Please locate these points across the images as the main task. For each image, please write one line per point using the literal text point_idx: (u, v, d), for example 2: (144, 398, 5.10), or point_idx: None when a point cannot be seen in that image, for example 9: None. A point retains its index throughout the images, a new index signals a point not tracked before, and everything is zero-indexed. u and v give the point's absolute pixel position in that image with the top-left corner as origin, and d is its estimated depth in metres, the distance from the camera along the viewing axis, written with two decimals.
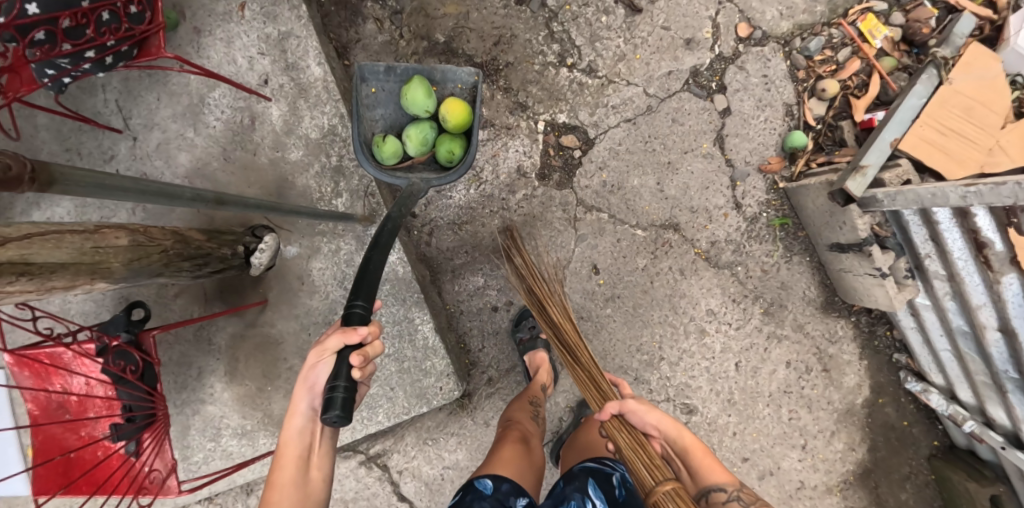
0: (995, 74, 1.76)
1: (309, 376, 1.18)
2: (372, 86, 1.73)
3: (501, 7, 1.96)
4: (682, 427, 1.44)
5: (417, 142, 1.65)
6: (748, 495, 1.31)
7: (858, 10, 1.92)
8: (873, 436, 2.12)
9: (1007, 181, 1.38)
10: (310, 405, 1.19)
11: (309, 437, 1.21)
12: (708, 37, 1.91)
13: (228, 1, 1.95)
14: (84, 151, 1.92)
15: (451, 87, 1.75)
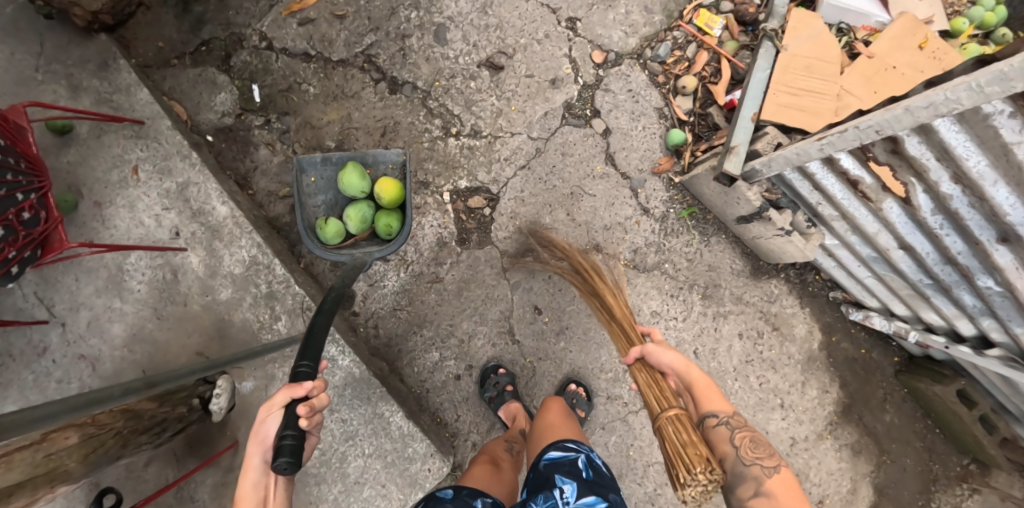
0: (819, 30, 1.98)
1: (260, 431, 1.23)
2: (310, 175, 1.81)
3: (378, 101, 2.10)
4: (690, 364, 1.50)
5: (357, 220, 1.74)
6: (734, 420, 1.40)
7: (690, 9, 2.13)
8: (842, 373, 2.32)
9: (846, 127, 1.52)
10: (261, 458, 1.25)
11: (263, 490, 1.25)
12: (568, 72, 2.07)
13: (121, 168, 2.01)
14: (14, 351, 1.90)
15: (383, 168, 1.83)
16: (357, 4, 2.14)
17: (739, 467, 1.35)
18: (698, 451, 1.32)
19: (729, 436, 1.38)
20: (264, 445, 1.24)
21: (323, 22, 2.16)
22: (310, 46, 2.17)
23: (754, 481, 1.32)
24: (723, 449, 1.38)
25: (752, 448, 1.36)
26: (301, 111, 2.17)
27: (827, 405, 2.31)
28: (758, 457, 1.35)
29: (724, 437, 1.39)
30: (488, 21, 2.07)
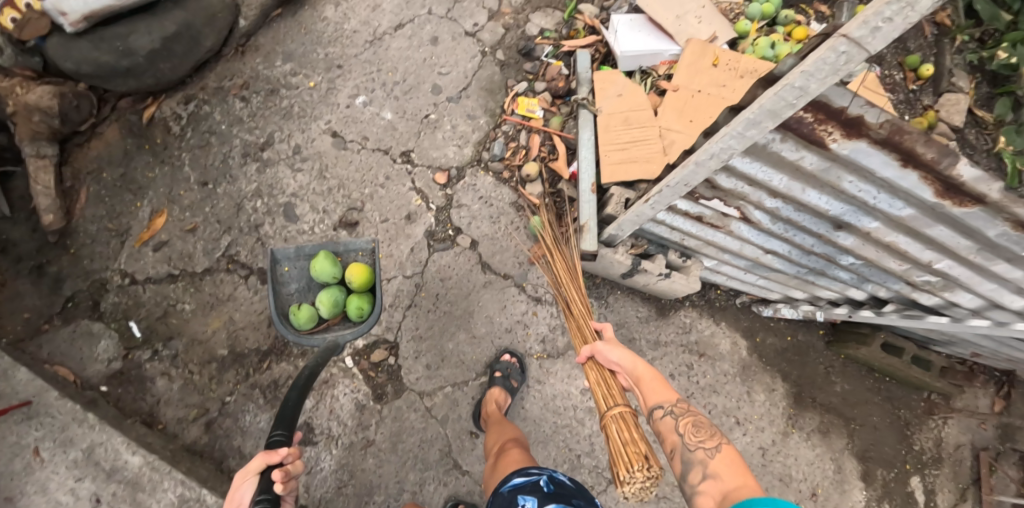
0: (623, 85, 2.16)
1: (234, 496, 1.31)
2: (284, 265, 1.77)
3: (252, 295, 2.20)
4: (637, 359, 1.61)
5: (328, 305, 1.71)
6: (677, 408, 1.48)
7: (509, 101, 2.32)
8: (777, 365, 2.47)
9: (659, 187, 1.59)
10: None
11: None
12: (419, 203, 2.19)
13: (20, 455, 1.94)
14: None
15: (353, 254, 1.82)
16: (203, 211, 2.24)
17: (685, 454, 1.41)
18: (637, 449, 1.47)
19: (673, 426, 1.46)
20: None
21: (176, 240, 2.22)
22: (172, 262, 2.20)
23: (700, 465, 1.37)
24: (671, 439, 1.45)
25: (694, 433, 1.43)
26: (187, 327, 2.18)
27: (779, 403, 2.45)
28: (701, 442, 1.41)
29: (670, 427, 1.46)
30: (329, 184, 2.21)
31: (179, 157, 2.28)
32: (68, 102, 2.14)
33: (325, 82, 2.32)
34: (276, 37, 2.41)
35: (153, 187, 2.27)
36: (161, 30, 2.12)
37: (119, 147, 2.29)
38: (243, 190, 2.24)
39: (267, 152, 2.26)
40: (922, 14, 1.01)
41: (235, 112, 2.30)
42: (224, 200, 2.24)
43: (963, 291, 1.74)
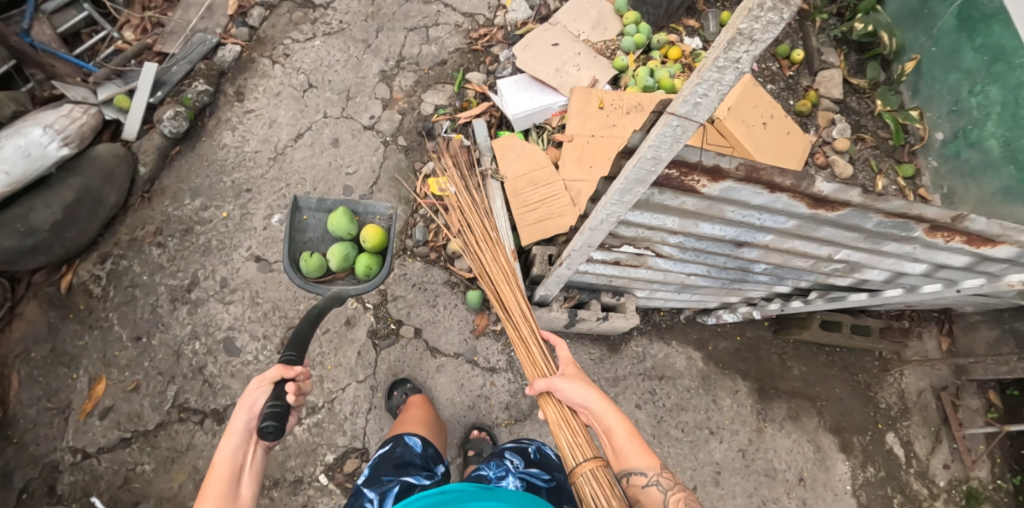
0: (520, 146, 2.32)
1: (246, 400, 1.43)
2: (303, 214, 1.90)
3: (212, 438, 2.17)
4: (607, 408, 1.56)
5: (338, 258, 1.85)
6: (664, 480, 1.44)
7: (420, 182, 2.45)
8: (733, 363, 2.71)
9: (567, 253, 1.70)
10: (247, 427, 1.42)
11: (239, 458, 1.40)
12: (355, 304, 2.21)
13: None
14: None
15: (371, 218, 1.98)
16: (142, 368, 2.21)
17: None
18: None
19: (660, 499, 1.42)
20: (245, 430, 1.41)
21: (121, 402, 2.17)
22: (121, 426, 2.15)
23: None
24: None
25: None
26: (152, 488, 2.12)
27: (744, 402, 2.67)
28: None
29: (654, 500, 1.43)
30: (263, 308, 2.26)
31: (107, 318, 2.23)
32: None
33: (239, 209, 2.36)
34: (179, 173, 2.41)
35: (85, 354, 2.20)
36: (59, 200, 2.12)
37: (42, 323, 2.20)
38: (179, 335, 2.23)
39: (194, 293, 2.26)
40: (731, 87, 1.13)
41: (153, 259, 2.29)
42: (162, 350, 2.22)
43: (868, 269, 1.86)
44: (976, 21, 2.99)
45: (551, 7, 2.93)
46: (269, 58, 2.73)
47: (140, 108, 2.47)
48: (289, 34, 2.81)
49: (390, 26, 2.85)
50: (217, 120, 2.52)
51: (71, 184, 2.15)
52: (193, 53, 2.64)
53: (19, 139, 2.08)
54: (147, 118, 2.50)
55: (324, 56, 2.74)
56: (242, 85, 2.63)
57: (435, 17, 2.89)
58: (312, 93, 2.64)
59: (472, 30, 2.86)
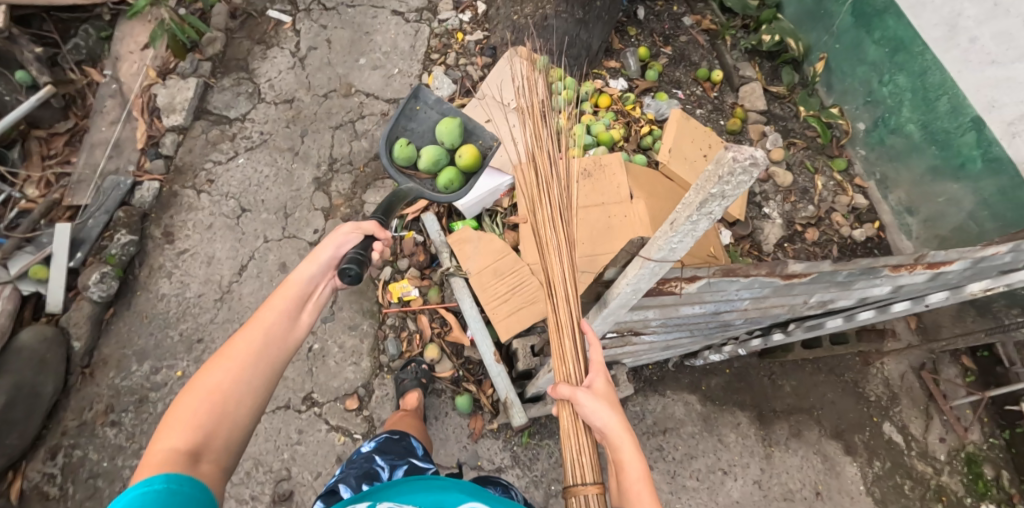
0: (477, 238, 2.27)
1: (344, 232, 1.49)
2: (417, 105, 2.09)
3: None
4: (627, 444, 1.39)
5: (429, 159, 1.98)
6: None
7: (382, 291, 2.34)
8: (727, 395, 2.75)
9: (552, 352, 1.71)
10: (332, 257, 1.45)
11: (312, 286, 1.43)
12: (342, 440, 2.16)
13: None
14: None
15: (476, 139, 2.10)
16: None
17: None
18: None
19: None
20: (317, 267, 1.43)
21: None
22: None
23: None
24: None
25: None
26: None
27: (748, 433, 2.70)
28: None
29: None
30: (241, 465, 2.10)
31: None
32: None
33: (194, 366, 2.21)
34: (120, 338, 2.24)
35: None
36: None
37: None
38: None
39: None
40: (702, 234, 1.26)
41: (110, 441, 2.10)
42: None
43: (840, 300, 1.89)
44: (870, 17, 3.15)
45: (474, 78, 2.91)
46: (193, 187, 2.56)
47: (61, 275, 2.27)
48: (208, 156, 2.66)
49: (314, 128, 2.74)
50: (151, 268, 2.35)
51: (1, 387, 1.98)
52: (108, 198, 2.45)
53: None
54: (71, 283, 2.30)
55: (252, 174, 2.60)
56: (170, 223, 2.45)
57: (359, 110, 2.80)
58: (247, 217, 2.49)
59: (400, 116, 2.80)
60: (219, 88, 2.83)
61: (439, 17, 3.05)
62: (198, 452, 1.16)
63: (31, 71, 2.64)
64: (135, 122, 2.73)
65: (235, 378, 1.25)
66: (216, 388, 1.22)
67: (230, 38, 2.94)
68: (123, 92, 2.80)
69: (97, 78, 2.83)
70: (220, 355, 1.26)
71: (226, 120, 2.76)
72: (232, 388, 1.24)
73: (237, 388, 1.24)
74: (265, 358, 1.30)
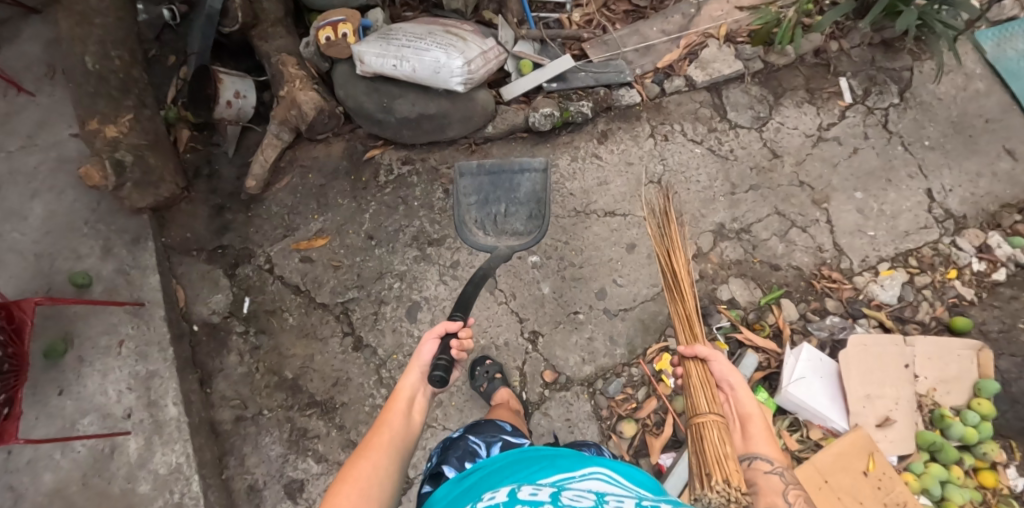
0: None
1: (420, 355, 1.64)
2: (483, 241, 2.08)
3: (339, 352, 2.37)
4: (748, 389, 1.57)
5: None
6: (789, 477, 1.43)
7: (655, 349, 2.26)
8: None
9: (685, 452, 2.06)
10: (418, 362, 1.63)
11: (413, 391, 1.59)
12: (516, 384, 2.26)
13: (111, 337, 2.36)
14: None
15: None
16: (354, 259, 2.45)
17: None
18: (726, 466, 1.44)
19: (779, 492, 1.41)
20: (405, 397, 1.57)
21: (320, 265, 2.46)
22: (302, 281, 2.46)
23: None
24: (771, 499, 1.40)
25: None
26: (275, 335, 2.43)
27: None
28: None
29: (775, 488, 1.41)
30: None
31: (368, 202, 2.49)
32: (321, 116, 2.44)
33: None
34: (506, 152, 2.55)
35: (334, 211, 2.50)
36: (423, 107, 2.36)
37: (334, 162, 2.55)
38: (393, 265, 2.42)
39: (431, 249, 2.42)
40: None
41: (431, 198, 2.48)
42: (374, 262, 2.43)
43: None
44: None
45: (918, 314, 2.40)
46: (653, 129, 2.63)
47: (531, 84, 2.60)
48: (682, 124, 2.65)
49: (765, 193, 2.55)
50: (570, 141, 2.57)
51: (438, 103, 2.36)
52: (607, 75, 2.65)
53: (444, 58, 2.23)
54: (530, 92, 2.63)
55: (691, 167, 2.58)
56: (611, 132, 2.60)
57: (809, 223, 2.51)
58: (650, 188, 2.53)
59: (826, 265, 2.46)
60: (746, 88, 2.75)
61: (957, 238, 2.48)
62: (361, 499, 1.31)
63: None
64: (677, 45, 2.78)
65: (371, 463, 1.39)
66: (346, 472, 1.36)
67: (802, 67, 2.79)
68: (697, 20, 2.82)
69: None
70: (365, 449, 1.42)
71: (721, 114, 2.70)
72: (365, 470, 1.37)
73: (370, 469, 1.38)
74: (385, 442, 1.45)
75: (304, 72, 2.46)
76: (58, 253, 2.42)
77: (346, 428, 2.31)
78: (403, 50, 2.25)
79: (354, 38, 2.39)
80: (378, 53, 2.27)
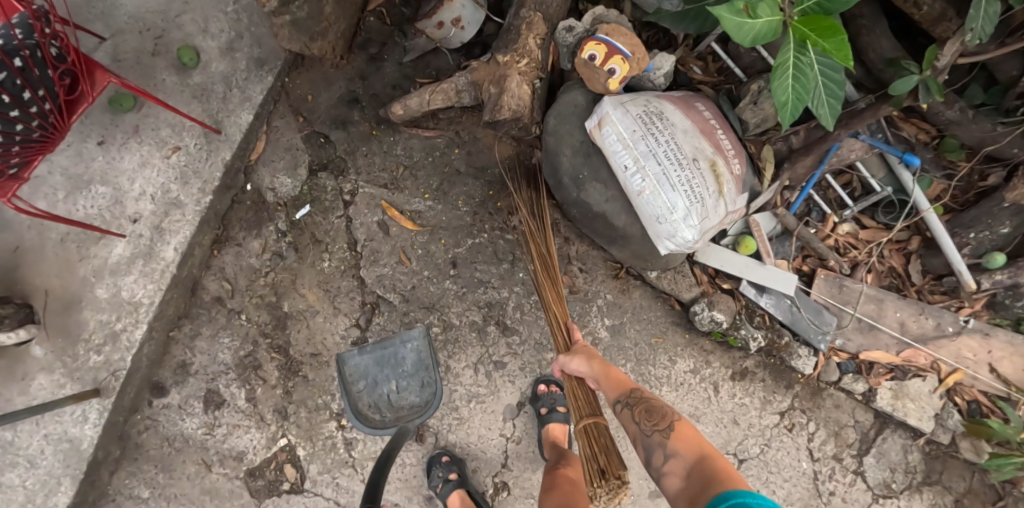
0: None
1: None
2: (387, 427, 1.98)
3: (340, 333, 2.16)
4: (592, 360, 1.70)
5: None
6: (635, 397, 1.57)
7: None
8: None
9: None
10: None
11: None
12: None
13: (173, 134, 2.09)
14: None
15: None
16: (424, 270, 2.13)
17: (647, 438, 1.50)
18: (598, 465, 1.59)
19: (630, 414, 1.55)
20: None
21: (390, 243, 2.14)
22: (361, 242, 2.16)
23: (661, 447, 1.46)
24: (630, 428, 1.55)
25: (652, 417, 1.53)
26: (303, 264, 2.18)
27: None
28: (656, 423, 1.51)
29: (627, 417, 1.56)
30: (462, 406, 2.08)
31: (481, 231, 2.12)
32: (519, 120, 1.94)
33: None
34: (643, 307, 2.15)
35: (446, 208, 2.13)
36: (615, 209, 1.86)
37: (486, 162, 2.13)
38: (449, 310, 2.11)
39: (493, 329, 2.10)
40: None
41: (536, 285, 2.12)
42: (437, 290, 2.12)
43: None
44: None
45: None
46: (787, 410, 2.20)
47: (736, 270, 2.11)
48: (817, 428, 2.20)
49: None
50: (708, 349, 2.18)
51: (631, 221, 1.87)
52: (807, 322, 2.14)
53: (677, 212, 1.68)
54: (725, 274, 2.14)
55: (781, 472, 2.19)
56: (750, 376, 2.19)
57: None
58: (725, 458, 2.19)
59: None
60: (907, 448, 2.21)
61: None
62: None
63: (1004, 270, 2.03)
64: (897, 352, 2.16)
65: None
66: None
67: (977, 480, 2.19)
68: (941, 345, 2.16)
69: (965, 309, 2.15)
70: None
71: (859, 450, 2.21)
72: None
73: None
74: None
75: (541, 58, 1.92)
76: (193, 12, 2.06)
77: (290, 398, 2.16)
78: (654, 171, 1.69)
79: (617, 82, 1.77)
80: (626, 145, 1.70)
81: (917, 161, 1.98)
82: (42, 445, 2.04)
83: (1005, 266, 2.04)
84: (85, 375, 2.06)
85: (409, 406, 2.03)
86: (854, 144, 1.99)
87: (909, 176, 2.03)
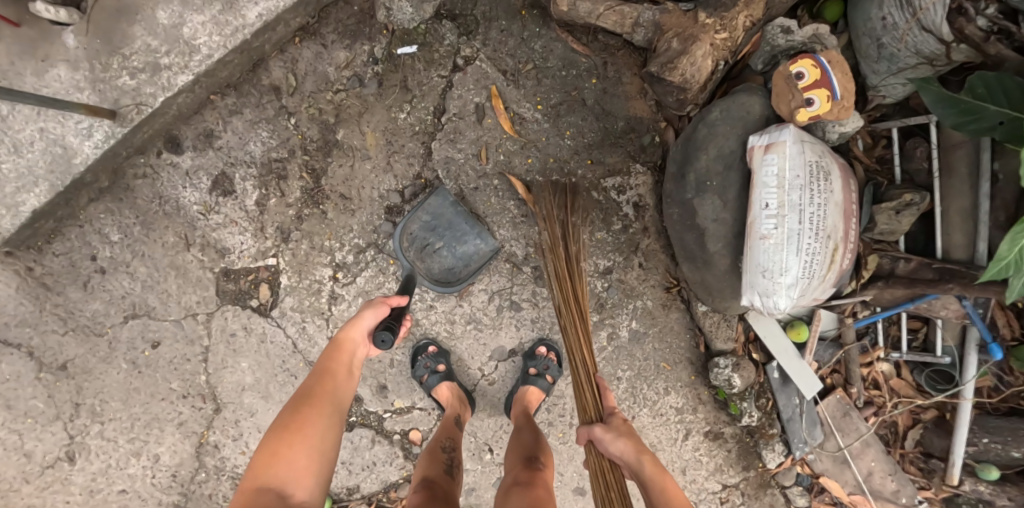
0: None
1: (359, 320, 1.66)
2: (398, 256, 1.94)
3: (380, 191, 1.98)
4: (640, 456, 1.54)
5: None
6: None
7: None
8: None
9: None
10: (365, 316, 1.66)
11: (354, 353, 1.65)
12: (395, 404, 2.00)
13: None
14: None
15: None
16: (494, 178, 1.95)
17: None
18: None
19: None
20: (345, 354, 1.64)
21: (476, 133, 1.94)
22: (449, 115, 1.94)
23: None
24: None
25: None
26: (379, 102, 1.96)
27: None
28: None
29: None
30: (458, 325, 1.98)
31: (570, 174, 1.94)
32: (676, 91, 1.74)
33: None
34: (672, 329, 2.06)
35: (550, 130, 1.93)
36: (714, 234, 1.72)
37: (613, 110, 1.92)
38: (495, 231, 1.96)
39: (527, 271, 1.97)
40: None
41: (592, 255, 1.97)
42: (495, 205, 1.95)
43: None
44: None
45: None
46: (730, 485, 2.21)
47: (776, 345, 2.03)
48: None
49: None
50: (700, 397, 2.11)
51: (724, 254, 1.74)
52: (799, 427, 2.11)
53: (783, 276, 1.56)
54: (761, 345, 2.07)
55: None
56: (720, 441, 2.17)
57: None
58: None
59: None
60: None
61: None
62: (283, 491, 1.38)
63: (990, 485, 2.05)
64: (852, 492, 2.18)
65: (320, 425, 1.49)
66: (268, 450, 1.42)
67: None
68: None
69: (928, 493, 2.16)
70: (292, 433, 1.45)
71: None
72: (311, 430, 1.47)
73: (317, 433, 1.47)
74: (326, 415, 1.51)
75: (738, 41, 1.71)
76: None
77: (299, 224, 2.00)
78: (792, 227, 1.54)
79: (806, 115, 1.61)
80: (780, 185, 1.54)
81: (999, 355, 1.95)
82: (32, 137, 1.82)
83: (993, 483, 2.06)
84: (107, 92, 1.82)
85: (422, 265, 1.95)
86: (951, 304, 1.97)
87: (974, 360, 2.00)
